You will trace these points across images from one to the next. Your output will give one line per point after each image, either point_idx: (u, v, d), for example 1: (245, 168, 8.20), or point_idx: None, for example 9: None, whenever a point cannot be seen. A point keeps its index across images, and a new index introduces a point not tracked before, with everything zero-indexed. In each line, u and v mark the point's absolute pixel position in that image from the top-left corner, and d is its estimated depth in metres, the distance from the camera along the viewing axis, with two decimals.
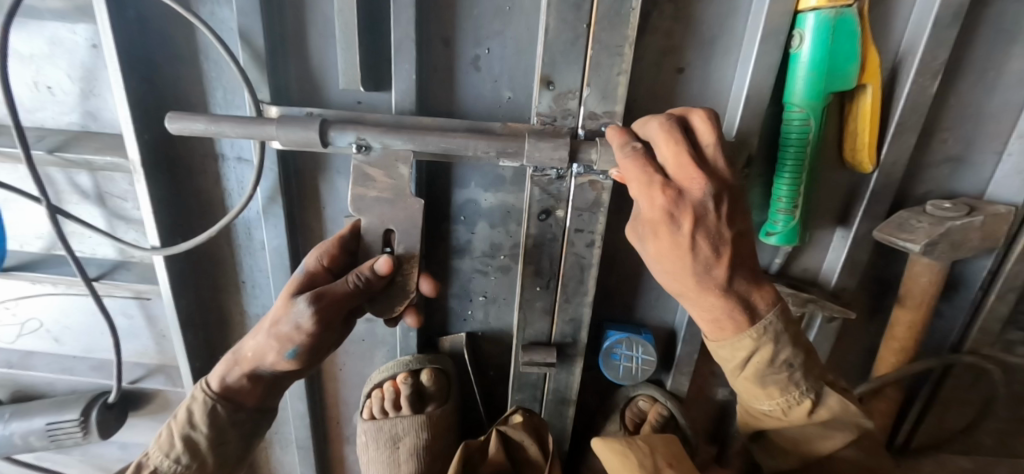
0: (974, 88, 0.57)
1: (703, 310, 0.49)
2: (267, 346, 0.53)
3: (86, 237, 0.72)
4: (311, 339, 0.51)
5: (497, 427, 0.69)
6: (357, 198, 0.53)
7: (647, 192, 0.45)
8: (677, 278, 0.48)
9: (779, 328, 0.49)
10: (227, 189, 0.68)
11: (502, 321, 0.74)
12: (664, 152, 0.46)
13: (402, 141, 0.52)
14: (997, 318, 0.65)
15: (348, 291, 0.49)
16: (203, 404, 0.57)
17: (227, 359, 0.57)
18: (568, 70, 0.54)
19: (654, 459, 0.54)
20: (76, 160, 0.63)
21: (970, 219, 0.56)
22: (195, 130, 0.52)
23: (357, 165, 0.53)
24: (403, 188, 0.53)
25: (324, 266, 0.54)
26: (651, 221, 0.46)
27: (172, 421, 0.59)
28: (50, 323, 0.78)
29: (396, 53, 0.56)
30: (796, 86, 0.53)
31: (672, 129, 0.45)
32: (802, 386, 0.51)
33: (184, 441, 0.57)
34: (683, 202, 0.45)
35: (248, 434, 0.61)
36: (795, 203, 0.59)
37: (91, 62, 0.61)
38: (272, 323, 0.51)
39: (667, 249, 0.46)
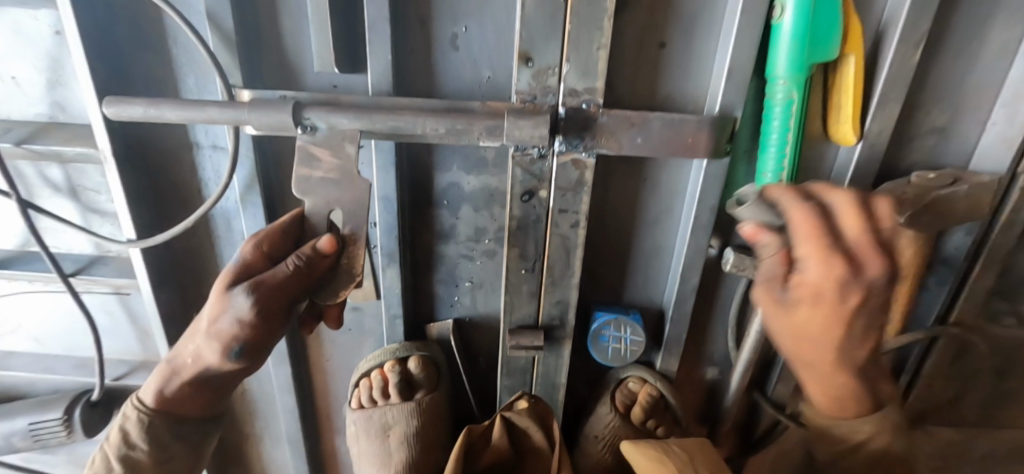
0: (958, 57, 0.56)
1: (806, 344, 0.43)
2: (202, 345, 0.51)
3: (60, 233, 0.70)
4: (254, 333, 0.49)
5: (502, 413, 0.69)
6: (302, 179, 0.53)
7: (822, 281, 0.37)
8: (820, 336, 0.41)
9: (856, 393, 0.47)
10: (203, 178, 0.66)
11: (490, 306, 0.72)
12: (800, 242, 0.38)
13: (348, 119, 0.52)
14: (982, 289, 0.65)
15: (290, 273, 0.48)
16: (139, 421, 0.55)
17: (160, 370, 0.55)
18: (546, 47, 0.53)
19: (693, 467, 0.56)
20: (44, 152, 0.62)
21: (953, 190, 0.56)
22: (133, 113, 0.53)
23: (301, 144, 0.54)
24: (349, 168, 0.53)
25: (259, 256, 0.52)
26: (814, 280, 0.38)
27: (105, 443, 0.57)
28: (29, 322, 0.77)
29: (370, 33, 0.54)
30: (779, 58, 0.52)
31: (812, 219, 0.38)
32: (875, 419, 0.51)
33: (125, 460, 0.55)
34: (819, 285, 0.38)
35: (191, 446, 0.59)
36: (781, 177, 0.58)
37: (56, 50, 0.59)
38: (210, 322, 0.50)
39: (828, 307, 0.38)
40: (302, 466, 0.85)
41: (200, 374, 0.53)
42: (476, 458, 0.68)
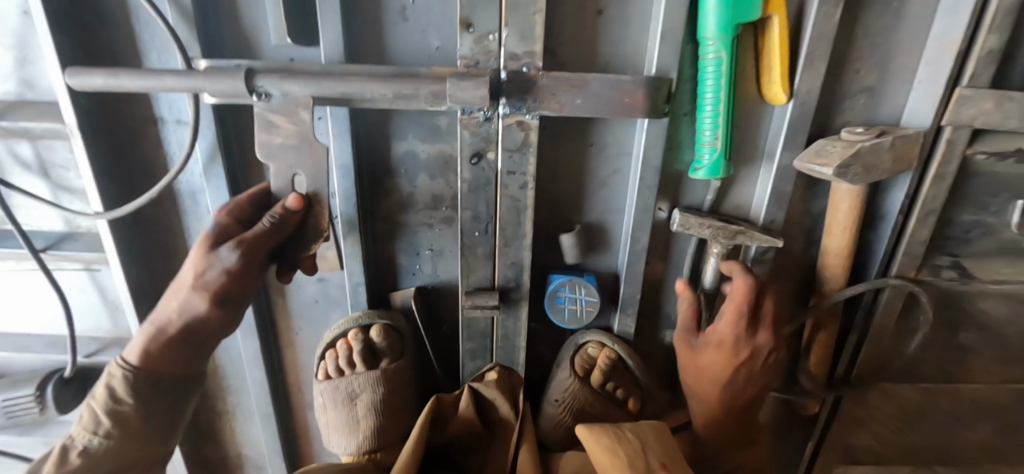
0: (879, 16, 0.59)
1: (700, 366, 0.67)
2: (188, 301, 0.51)
3: (32, 209, 0.72)
4: (232, 283, 0.51)
5: (470, 384, 0.72)
6: (264, 145, 0.56)
7: (726, 325, 0.64)
8: (719, 361, 0.66)
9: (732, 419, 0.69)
10: (169, 151, 0.69)
11: (450, 273, 0.75)
12: (728, 303, 0.63)
13: (300, 87, 0.54)
14: (920, 243, 0.67)
15: (271, 226, 0.51)
16: (125, 379, 0.53)
17: (146, 331, 0.53)
18: (486, 12, 0.56)
19: (645, 456, 0.55)
20: (14, 129, 0.65)
21: (878, 140, 0.59)
22: (95, 85, 0.55)
23: (260, 113, 0.55)
24: (307, 134, 0.56)
25: (233, 219, 0.53)
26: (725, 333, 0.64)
27: (90, 400, 0.54)
28: (3, 301, 0.79)
29: (320, 4, 0.57)
30: (708, 20, 0.56)
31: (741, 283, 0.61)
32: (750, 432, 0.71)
33: (113, 416, 0.53)
34: (724, 330, 0.64)
35: (170, 406, 0.57)
36: (718, 135, 0.61)
37: (23, 28, 0.62)
38: (196, 277, 0.50)
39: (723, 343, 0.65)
40: (274, 442, 0.87)
41: (187, 328, 0.53)
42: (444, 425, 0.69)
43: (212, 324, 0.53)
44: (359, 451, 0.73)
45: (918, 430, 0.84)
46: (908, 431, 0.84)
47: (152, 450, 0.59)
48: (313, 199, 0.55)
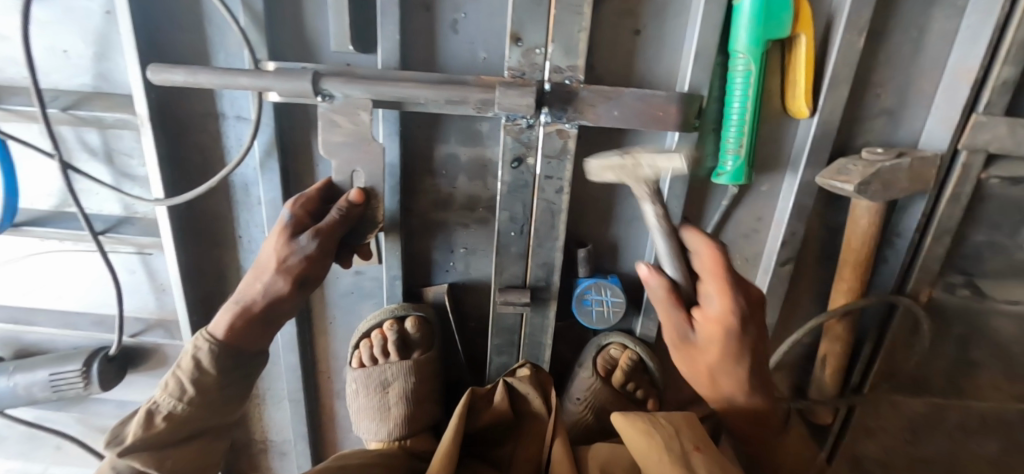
0: (899, 46, 0.63)
1: (699, 363, 0.53)
2: (270, 284, 0.55)
3: (93, 194, 0.77)
4: (311, 268, 0.56)
5: (504, 379, 0.75)
6: (326, 142, 0.61)
7: (721, 314, 0.49)
8: (715, 356, 0.52)
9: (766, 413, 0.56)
10: (227, 145, 0.73)
11: (482, 271, 0.79)
12: (710, 285, 0.50)
13: (360, 90, 0.59)
14: (935, 260, 0.70)
15: (338, 219, 0.58)
16: (210, 351, 0.54)
17: (231, 306, 0.55)
18: (534, 28, 0.60)
19: (679, 441, 0.51)
20: (87, 118, 0.70)
21: (898, 161, 0.62)
22: (176, 81, 0.60)
23: (323, 113, 0.60)
24: (364, 133, 0.61)
25: (305, 211, 0.58)
26: (716, 317, 0.50)
27: (173, 370, 0.54)
28: (56, 280, 0.83)
29: (381, 15, 0.62)
30: (740, 35, 0.61)
31: (716, 251, 0.50)
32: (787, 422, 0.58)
33: (196, 385, 0.53)
34: (720, 319, 0.50)
35: (244, 382, 0.58)
36: (743, 143, 0.65)
37: (105, 27, 0.68)
38: (278, 261, 0.55)
39: (716, 333, 0.50)
40: (302, 428, 0.90)
41: (268, 309, 0.56)
42: (475, 415, 0.71)
43: (289, 305, 0.57)
44: (388, 438, 0.77)
45: (926, 444, 0.86)
46: (917, 445, 0.87)
47: (217, 427, 0.58)
48: (372, 197, 0.62)
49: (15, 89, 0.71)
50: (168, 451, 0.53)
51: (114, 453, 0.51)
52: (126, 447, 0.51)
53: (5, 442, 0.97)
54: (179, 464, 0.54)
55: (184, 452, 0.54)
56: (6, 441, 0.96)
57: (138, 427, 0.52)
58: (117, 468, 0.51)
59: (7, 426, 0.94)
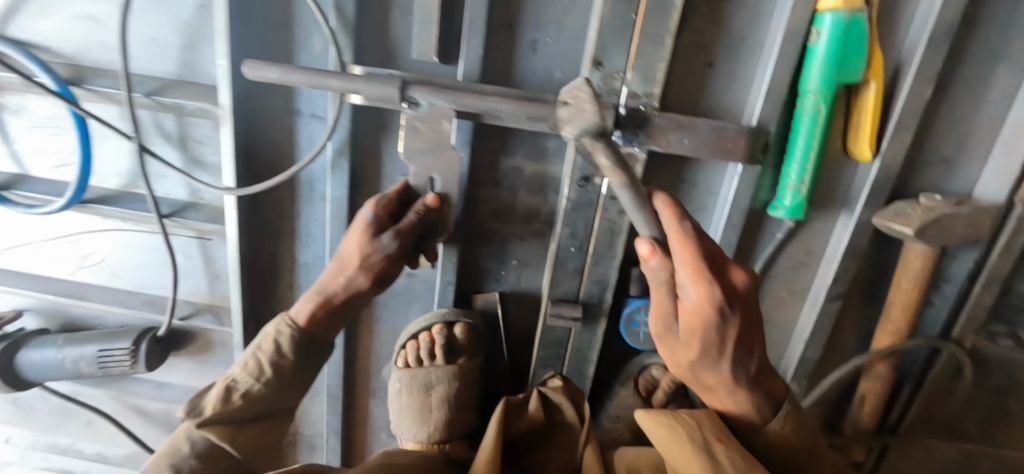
0: (963, 98, 0.66)
1: (680, 354, 0.50)
2: (352, 279, 0.61)
3: (162, 178, 0.79)
4: (390, 267, 0.62)
5: (537, 388, 0.76)
6: (407, 148, 0.64)
7: (699, 306, 0.44)
8: (688, 349, 0.49)
9: (751, 408, 0.53)
10: (298, 141, 0.76)
11: (532, 283, 0.80)
12: (683, 270, 0.44)
13: (445, 101, 0.60)
14: (982, 308, 0.72)
15: (416, 222, 0.62)
16: (288, 336, 0.60)
17: (312, 295, 0.62)
18: (616, 53, 0.63)
19: (702, 432, 0.51)
20: (169, 104, 0.72)
21: (957, 208, 0.64)
22: (269, 78, 0.61)
23: (407, 118, 0.63)
24: (444, 141, 0.63)
25: (386, 211, 0.62)
26: (697, 309, 0.44)
27: (254, 350, 0.61)
28: (112, 258, 0.85)
29: (467, 31, 0.65)
30: (811, 76, 0.62)
31: (686, 239, 0.43)
32: (776, 420, 0.54)
33: (275, 367, 0.60)
34: (697, 310, 0.45)
35: (311, 367, 0.64)
36: (804, 180, 0.67)
37: (195, 19, 0.70)
38: (359, 258, 0.60)
39: (696, 324, 0.46)
40: (336, 423, 0.91)
41: (346, 301, 0.63)
42: (512, 421, 0.72)
43: (367, 298, 0.63)
44: (428, 440, 0.79)
45: None
46: None
47: (281, 410, 0.63)
48: (444, 204, 0.66)
49: (104, 71, 0.74)
50: (241, 427, 0.58)
51: (193, 424, 0.55)
52: (207, 418, 0.55)
53: (35, 414, 0.97)
54: (248, 440, 0.58)
55: (254, 430, 0.59)
56: (36, 414, 0.97)
57: (218, 401, 0.57)
58: (194, 438, 0.55)
59: (40, 397, 0.95)
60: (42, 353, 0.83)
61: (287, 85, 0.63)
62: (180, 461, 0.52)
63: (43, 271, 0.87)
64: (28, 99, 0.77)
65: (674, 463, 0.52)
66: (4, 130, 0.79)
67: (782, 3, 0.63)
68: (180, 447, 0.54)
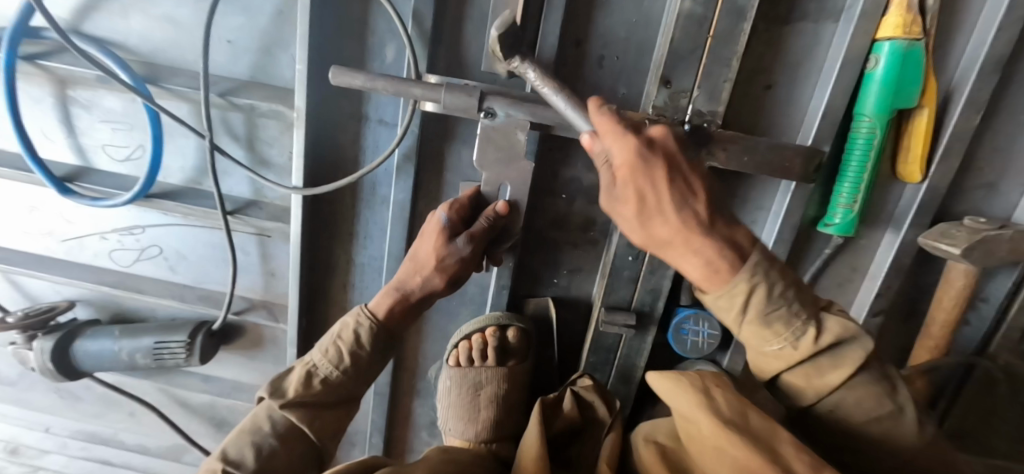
0: (1007, 127, 0.69)
1: (632, 223, 0.49)
2: (428, 278, 0.68)
3: (227, 175, 0.81)
4: (462, 268, 0.68)
5: (570, 388, 0.78)
6: (482, 156, 0.67)
7: (625, 158, 0.45)
8: (630, 220, 0.49)
9: (716, 256, 0.48)
10: (364, 145, 0.78)
11: (583, 289, 0.83)
12: (602, 120, 0.47)
13: (523, 112, 0.63)
14: (1017, 327, 0.75)
15: (487, 227, 0.67)
16: (368, 328, 0.68)
17: (393, 290, 0.69)
18: (685, 73, 0.66)
19: (702, 380, 0.54)
20: (242, 105, 0.74)
21: (1002, 231, 0.67)
22: (353, 84, 0.63)
23: (483, 127, 0.65)
24: (518, 152, 0.67)
25: (458, 216, 0.67)
26: (625, 161, 0.46)
27: (333, 338, 0.68)
28: (170, 251, 0.87)
29: (541, 46, 0.68)
30: (867, 100, 0.65)
31: (608, 119, 0.47)
32: (744, 267, 0.48)
33: (353, 355, 0.67)
34: (627, 161, 0.45)
35: (383, 357, 0.71)
36: (855, 199, 0.70)
37: (272, 24, 0.71)
38: (436, 260, 0.67)
39: (630, 175, 0.46)
40: (380, 420, 0.93)
41: (420, 297, 0.69)
42: (548, 422, 0.72)
43: (442, 294, 0.70)
44: (474, 439, 0.81)
45: None
46: None
47: (353, 398, 0.69)
48: (514, 210, 0.70)
49: (177, 70, 0.76)
50: (318, 409, 0.64)
51: (275, 404, 0.63)
52: (288, 399, 0.63)
53: (78, 403, 0.98)
54: (324, 422, 0.65)
55: (331, 414, 0.66)
56: (80, 402, 0.98)
57: (299, 385, 0.64)
58: (275, 417, 0.63)
59: (85, 387, 0.96)
60: (99, 344, 0.84)
61: (365, 91, 0.65)
62: (262, 438, 0.61)
63: (101, 262, 0.89)
64: (99, 95, 0.78)
65: (679, 413, 0.54)
66: (71, 124, 0.81)
67: (843, 30, 0.66)
68: (262, 424, 0.62)
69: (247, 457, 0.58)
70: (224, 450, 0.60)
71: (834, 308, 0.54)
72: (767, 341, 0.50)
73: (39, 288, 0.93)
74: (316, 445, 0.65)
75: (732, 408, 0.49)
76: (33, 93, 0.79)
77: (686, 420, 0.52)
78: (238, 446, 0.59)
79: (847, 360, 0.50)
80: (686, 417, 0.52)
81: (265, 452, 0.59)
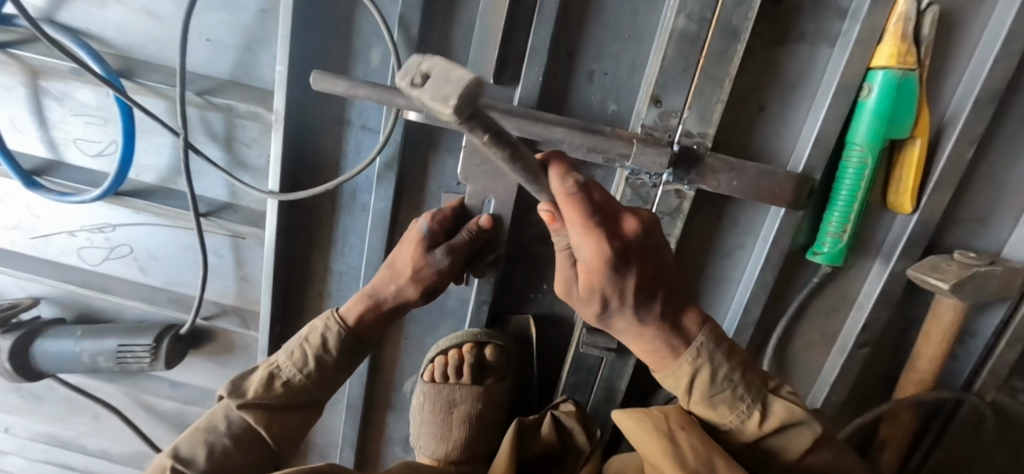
0: (1000, 161, 0.68)
1: (588, 306, 0.52)
2: (403, 287, 0.66)
3: (203, 175, 0.78)
4: (438, 280, 0.66)
5: (551, 412, 0.74)
6: (466, 168, 0.66)
7: (593, 261, 0.46)
8: (587, 306, 0.52)
9: (660, 342, 0.53)
10: (346, 151, 0.75)
11: (565, 308, 0.81)
12: (576, 231, 0.45)
13: (510, 127, 0.63)
14: (1005, 364, 0.74)
15: (468, 241, 0.65)
16: (336, 332, 0.65)
17: (365, 297, 0.66)
18: (675, 93, 0.64)
19: (667, 422, 0.53)
20: (220, 104, 0.72)
21: (991, 267, 0.66)
22: (336, 89, 0.62)
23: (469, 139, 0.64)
24: (503, 167, 0.65)
25: (440, 226, 0.66)
26: (591, 264, 0.46)
27: (301, 341, 0.65)
28: (141, 251, 0.84)
29: (530, 58, 0.66)
30: (859, 129, 0.64)
31: (573, 199, 0.42)
32: (688, 352, 0.52)
33: (318, 361, 0.63)
34: (592, 262, 0.46)
35: (350, 364, 0.67)
36: (845, 228, 0.69)
37: (253, 22, 0.69)
38: (412, 269, 0.65)
39: (594, 280, 0.48)
40: (353, 434, 0.90)
41: (393, 307, 0.67)
42: (524, 448, 0.70)
43: (416, 304, 0.68)
44: (444, 459, 0.78)
45: None
46: None
47: (315, 404, 0.65)
48: (498, 224, 0.69)
49: (154, 65, 0.74)
50: (277, 412, 0.61)
51: (233, 403, 0.59)
52: (247, 400, 0.60)
53: (40, 403, 0.95)
54: (282, 426, 0.61)
55: (290, 417, 0.62)
56: (42, 403, 0.94)
57: (260, 385, 0.61)
58: (232, 418, 0.59)
59: (47, 387, 0.92)
60: (60, 344, 0.81)
61: (349, 98, 0.64)
62: (216, 437, 0.57)
63: (68, 259, 0.86)
64: (73, 88, 0.76)
65: (646, 458, 0.54)
66: (43, 116, 0.78)
67: (837, 56, 0.64)
68: (218, 423, 0.58)
69: (199, 456, 0.55)
70: (175, 447, 0.56)
71: (785, 390, 0.55)
72: (716, 420, 0.53)
73: (3, 283, 0.89)
74: (272, 450, 0.62)
75: (696, 458, 0.48)
76: (5, 82, 0.77)
77: (650, 462, 0.52)
78: (191, 444, 0.56)
79: (793, 443, 0.51)
80: (651, 461, 0.52)
81: (216, 454, 0.56)
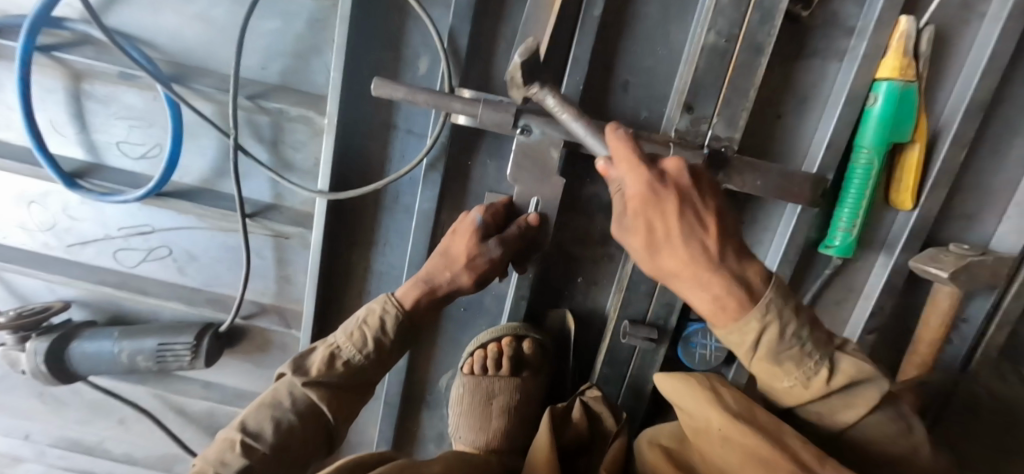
0: (986, 164, 0.77)
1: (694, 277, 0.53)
2: (457, 274, 0.69)
3: (248, 178, 0.80)
4: (489, 269, 0.69)
5: (580, 398, 0.79)
6: (515, 169, 0.70)
7: (635, 188, 0.52)
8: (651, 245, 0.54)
9: (727, 292, 0.52)
10: (391, 154, 0.79)
11: (596, 302, 0.86)
12: (619, 169, 0.54)
13: (558, 132, 0.66)
14: (994, 346, 0.82)
15: (518, 235, 0.70)
16: (393, 315, 0.68)
17: (420, 282, 0.70)
18: (706, 101, 0.70)
19: (709, 381, 0.57)
20: (271, 108, 0.75)
21: (983, 257, 0.74)
22: (393, 95, 0.64)
23: (518, 143, 0.68)
24: (550, 169, 0.70)
25: (492, 219, 0.70)
26: (636, 194, 0.52)
27: (359, 322, 0.68)
28: (180, 252, 0.85)
29: (571, 68, 0.71)
30: (867, 133, 0.71)
31: (621, 140, 0.53)
32: (756, 306, 0.51)
33: (376, 342, 0.66)
34: (638, 193, 0.52)
35: (403, 347, 0.70)
36: (854, 224, 0.75)
37: (305, 30, 0.72)
38: (467, 257, 0.68)
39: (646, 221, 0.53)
40: (389, 429, 0.93)
41: (444, 291, 0.70)
42: (559, 433, 0.73)
43: (467, 290, 0.71)
44: (484, 447, 0.82)
45: None
46: None
47: (369, 384, 0.68)
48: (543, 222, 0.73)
49: (203, 70, 0.76)
50: (339, 390, 0.64)
51: (297, 380, 0.62)
52: (310, 378, 0.62)
53: (65, 408, 0.94)
54: (344, 403, 0.64)
55: (351, 394, 0.65)
56: (67, 408, 0.94)
57: (323, 365, 0.64)
58: (295, 394, 0.62)
59: (74, 392, 0.92)
60: (98, 345, 0.81)
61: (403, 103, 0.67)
62: (282, 413, 0.60)
63: (103, 261, 0.86)
64: (119, 90, 0.77)
65: (687, 414, 0.57)
66: (85, 119, 0.79)
67: (846, 69, 0.72)
68: (283, 399, 0.61)
69: (266, 430, 0.58)
70: (242, 421, 0.60)
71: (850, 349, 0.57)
72: (779, 378, 0.54)
73: (32, 286, 0.89)
74: (330, 427, 0.64)
75: (740, 404, 0.52)
76: (45, 83, 0.77)
77: (692, 416, 0.56)
78: (258, 419, 0.59)
79: (864, 400, 0.53)
80: (695, 417, 0.55)
81: (283, 428, 0.59)
